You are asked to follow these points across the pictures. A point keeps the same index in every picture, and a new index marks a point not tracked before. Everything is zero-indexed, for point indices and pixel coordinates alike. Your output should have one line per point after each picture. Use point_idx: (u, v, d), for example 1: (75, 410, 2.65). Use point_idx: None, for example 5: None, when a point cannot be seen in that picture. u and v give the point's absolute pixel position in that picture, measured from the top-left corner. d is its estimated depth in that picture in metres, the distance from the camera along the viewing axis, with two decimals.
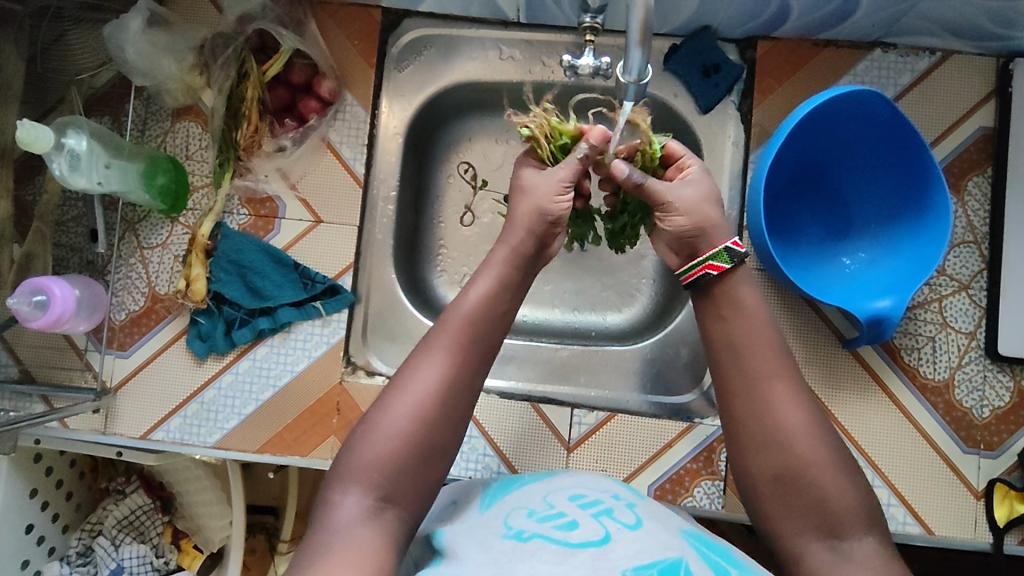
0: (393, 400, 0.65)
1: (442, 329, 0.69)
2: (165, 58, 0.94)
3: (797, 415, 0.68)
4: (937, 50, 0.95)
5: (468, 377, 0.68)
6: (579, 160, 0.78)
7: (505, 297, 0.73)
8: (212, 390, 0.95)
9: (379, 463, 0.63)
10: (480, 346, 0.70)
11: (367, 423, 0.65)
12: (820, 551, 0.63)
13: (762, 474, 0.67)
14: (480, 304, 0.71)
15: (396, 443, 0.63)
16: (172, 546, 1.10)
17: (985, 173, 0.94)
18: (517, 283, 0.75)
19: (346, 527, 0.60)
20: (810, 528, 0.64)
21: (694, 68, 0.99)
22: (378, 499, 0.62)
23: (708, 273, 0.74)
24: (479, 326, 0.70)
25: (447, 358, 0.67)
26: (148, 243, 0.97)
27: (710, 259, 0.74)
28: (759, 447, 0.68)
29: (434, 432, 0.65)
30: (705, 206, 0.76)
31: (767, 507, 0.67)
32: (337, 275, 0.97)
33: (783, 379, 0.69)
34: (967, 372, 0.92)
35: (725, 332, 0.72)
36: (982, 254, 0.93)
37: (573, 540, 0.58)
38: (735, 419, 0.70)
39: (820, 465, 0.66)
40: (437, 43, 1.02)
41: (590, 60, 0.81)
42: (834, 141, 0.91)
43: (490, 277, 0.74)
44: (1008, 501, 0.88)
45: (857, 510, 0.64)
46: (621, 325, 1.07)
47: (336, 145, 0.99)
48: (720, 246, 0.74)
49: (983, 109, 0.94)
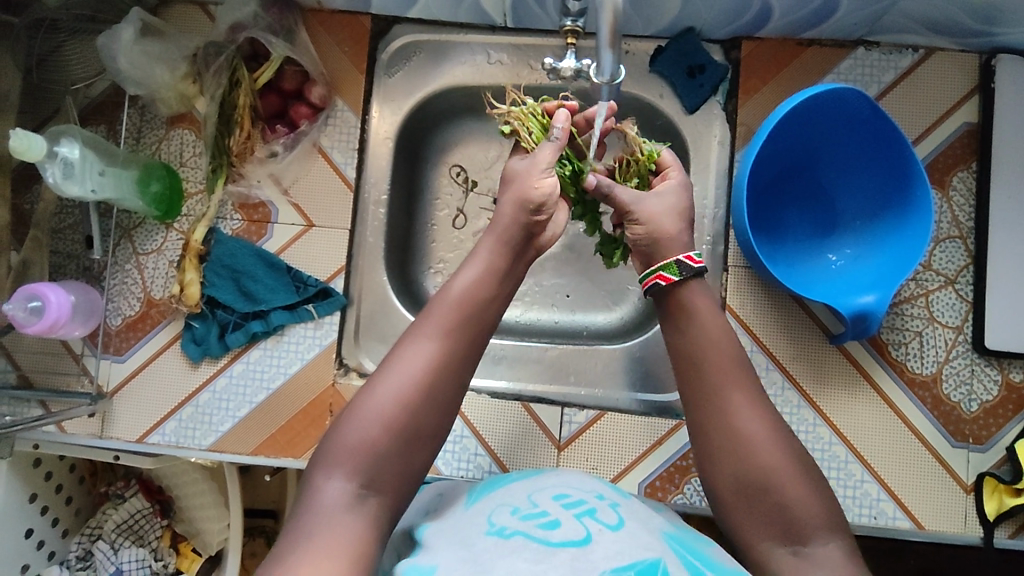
0: (377, 383, 0.66)
1: (430, 315, 0.70)
2: (158, 67, 0.95)
3: (757, 423, 0.68)
4: (920, 48, 0.96)
5: (456, 361, 0.68)
6: (555, 146, 0.80)
7: (490, 283, 0.73)
8: (207, 393, 0.96)
9: (356, 453, 0.62)
10: (466, 330, 0.70)
11: (353, 406, 0.65)
12: (783, 553, 0.64)
13: (729, 467, 0.68)
14: (467, 288, 0.72)
15: (381, 435, 0.63)
16: (172, 550, 1.11)
17: (970, 168, 0.95)
18: (504, 267, 0.74)
19: (333, 510, 0.60)
20: (775, 524, 0.65)
21: (680, 69, 1.00)
22: (362, 484, 0.62)
23: (659, 283, 0.75)
24: (465, 315, 0.70)
25: (437, 347, 0.68)
26: (143, 248, 0.99)
27: (661, 270, 0.75)
28: (723, 456, 0.68)
29: (417, 425, 0.65)
30: (666, 218, 0.78)
31: (732, 513, 0.67)
32: (329, 278, 0.99)
33: (741, 390, 0.70)
34: (954, 366, 0.92)
35: (681, 345, 0.73)
36: (968, 249, 0.93)
37: (554, 539, 0.59)
38: (699, 429, 0.70)
39: (786, 451, 0.67)
40: (426, 48, 1.04)
41: (570, 62, 0.83)
42: (818, 139, 0.92)
43: (468, 273, 0.73)
44: (997, 494, 0.89)
45: (825, 509, 0.65)
46: (612, 324, 1.07)
47: (327, 150, 1.01)
48: (673, 259, 0.75)
49: (967, 103, 0.95)
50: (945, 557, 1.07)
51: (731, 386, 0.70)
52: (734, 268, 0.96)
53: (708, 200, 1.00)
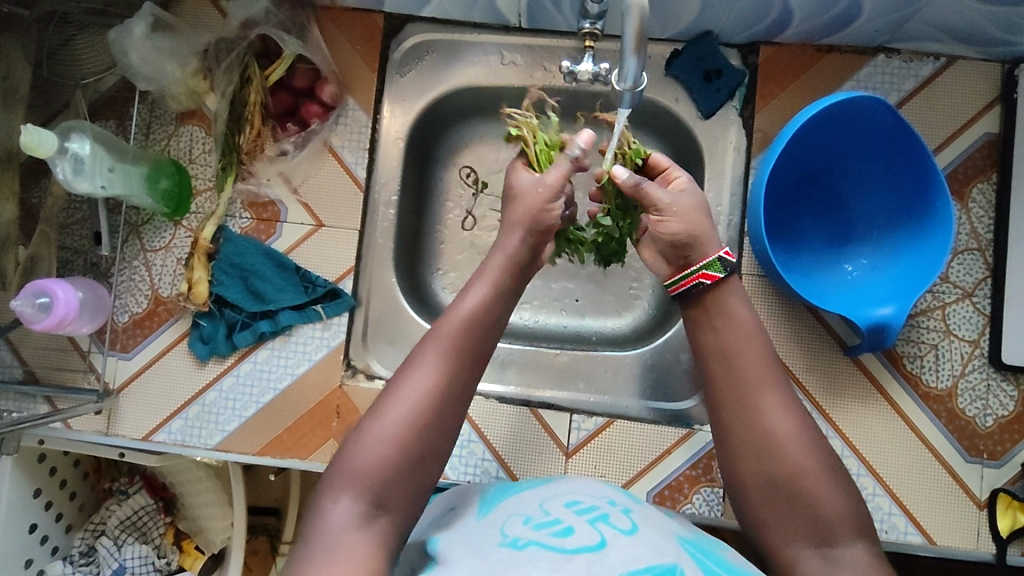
0: (384, 408, 0.65)
1: (436, 334, 0.69)
2: (170, 62, 0.95)
3: (786, 426, 0.68)
4: (941, 56, 0.95)
5: (462, 380, 0.67)
6: (568, 163, 0.77)
7: (499, 306, 0.73)
8: (213, 392, 0.96)
9: (364, 467, 0.62)
10: (470, 347, 0.69)
11: (362, 429, 0.64)
12: (812, 558, 0.63)
13: (753, 479, 0.67)
14: (472, 307, 0.71)
15: (388, 453, 0.62)
16: (174, 547, 1.10)
17: (989, 180, 0.93)
18: (510, 291, 0.74)
19: (345, 526, 0.59)
20: (797, 546, 0.64)
21: (696, 73, 0.98)
22: (371, 504, 0.61)
23: (702, 282, 0.74)
24: (469, 331, 0.70)
25: (440, 365, 0.67)
26: (152, 245, 0.98)
27: (704, 268, 0.75)
28: (750, 456, 0.68)
29: (427, 445, 0.64)
30: (699, 214, 0.77)
31: (758, 514, 0.67)
32: (338, 279, 0.98)
33: (774, 390, 0.70)
34: (970, 381, 0.91)
35: (713, 341, 0.73)
36: (986, 262, 0.92)
37: (569, 546, 0.57)
38: (725, 429, 0.70)
39: (818, 453, 0.67)
40: (439, 48, 1.02)
41: (588, 66, 0.83)
42: (838, 147, 0.91)
43: (484, 286, 0.73)
44: (1010, 512, 0.87)
45: (847, 531, 0.64)
46: (621, 330, 1.06)
47: (337, 149, 1.00)
48: (714, 256, 0.75)
49: (988, 114, 0.94)
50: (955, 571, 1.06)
51: (752, 395, 0.69)
52: (748, 277, 0.94)
53: (722, 207, 0.98)
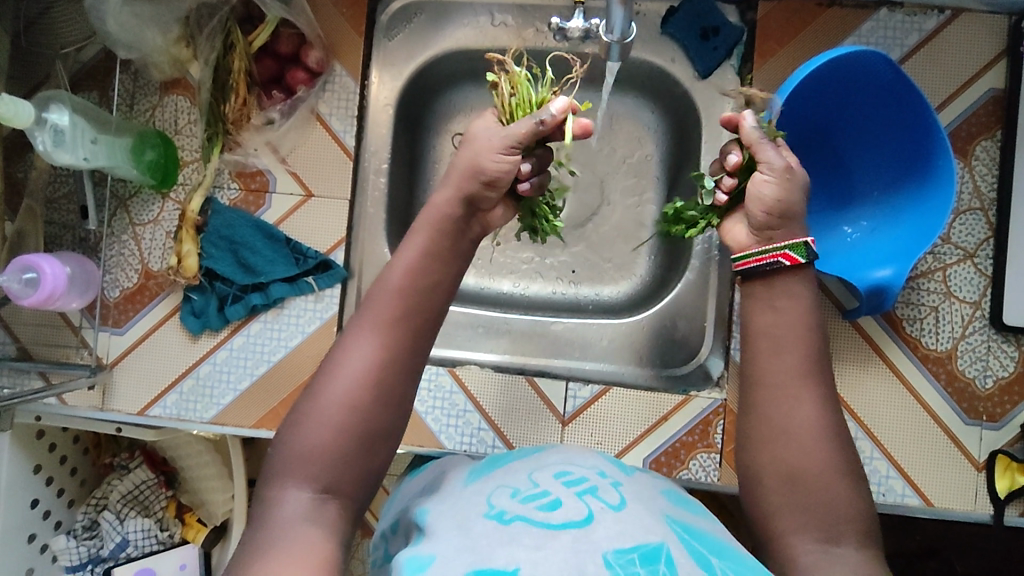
0: (322, 388, 0.65)
1: (373, 307, 0.70)
2: (151, 29, 0.91)
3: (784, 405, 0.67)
4: (946, 9, 0.91)
5: (404, 350, 0.68)
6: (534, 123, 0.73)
7: (433, 268, 0.73)
8: (207, 365, 0.95)
9: (334, 446, 0.62)
10: (409, 317, 0.70)
11: (301, 413, 0.64)
12: (813, 552, 0.62)
13: (770, 462, 0.67)
14: (405, 276, 0.71)
15: (332, 437, 0.62)
16: (177, 520, 1.11)
17: (994, 137, 0.91)
18: (447, 249, 0.74)
19: (300, 513, 0.59)
20: (791, 525, 0.64)
21: (693, 31, 0.95)
22: (319, 489, 0.61)
23: (780, 262, 0.70)
24: (410, 299, 0.71)
25: (377, 335, 0.68)
26: (140, 219, 0.97)
27: (787, 249, 0.70)
28: (767, 438, 0.68)
29: (373, 424, 0.64)
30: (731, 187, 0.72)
31: (773, 502, 0.66)
32: (329, 250, 0.96)
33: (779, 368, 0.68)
34: (970, 342, 0.90)
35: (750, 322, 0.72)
36: (989, 221, 0.90)
37: (555, 520, 0.57)
38: (758, 408, 0.69)
39: (811, 423, 0.66)
40: (428, 9, 1.00)
41: (580, 23, 0.79)
42: (835, 106, 0.89)
43: (415, 247, 0.73)
44: (1009, 473, 0.87)
45: (836, 515, 0.63)
46: (619, 298, 1.05)
47: (325, 117, 0.97)
48: (800, 238, 0.70)
49: (993, 69, 0.91)
50: (949, 532, 1.07)
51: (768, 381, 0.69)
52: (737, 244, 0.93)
53: None
